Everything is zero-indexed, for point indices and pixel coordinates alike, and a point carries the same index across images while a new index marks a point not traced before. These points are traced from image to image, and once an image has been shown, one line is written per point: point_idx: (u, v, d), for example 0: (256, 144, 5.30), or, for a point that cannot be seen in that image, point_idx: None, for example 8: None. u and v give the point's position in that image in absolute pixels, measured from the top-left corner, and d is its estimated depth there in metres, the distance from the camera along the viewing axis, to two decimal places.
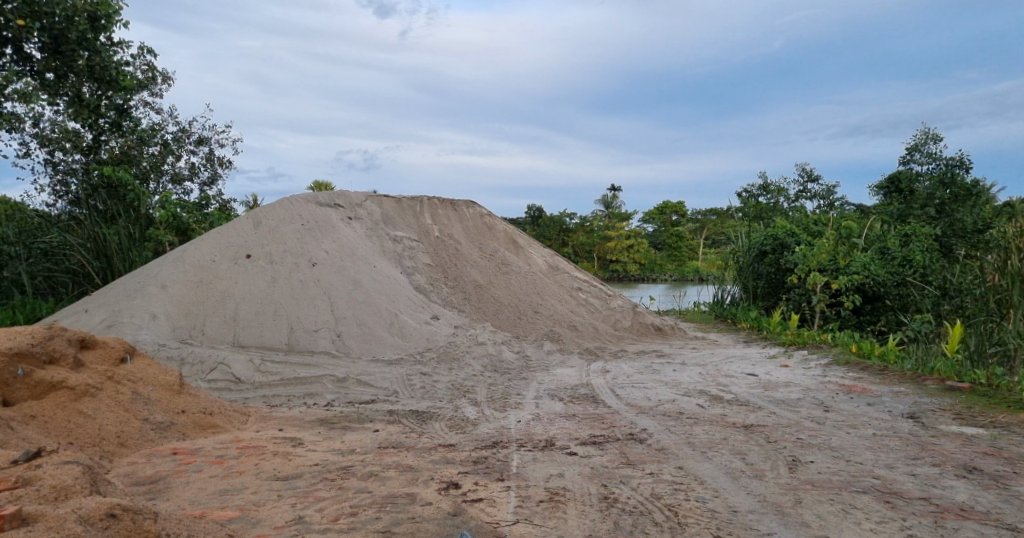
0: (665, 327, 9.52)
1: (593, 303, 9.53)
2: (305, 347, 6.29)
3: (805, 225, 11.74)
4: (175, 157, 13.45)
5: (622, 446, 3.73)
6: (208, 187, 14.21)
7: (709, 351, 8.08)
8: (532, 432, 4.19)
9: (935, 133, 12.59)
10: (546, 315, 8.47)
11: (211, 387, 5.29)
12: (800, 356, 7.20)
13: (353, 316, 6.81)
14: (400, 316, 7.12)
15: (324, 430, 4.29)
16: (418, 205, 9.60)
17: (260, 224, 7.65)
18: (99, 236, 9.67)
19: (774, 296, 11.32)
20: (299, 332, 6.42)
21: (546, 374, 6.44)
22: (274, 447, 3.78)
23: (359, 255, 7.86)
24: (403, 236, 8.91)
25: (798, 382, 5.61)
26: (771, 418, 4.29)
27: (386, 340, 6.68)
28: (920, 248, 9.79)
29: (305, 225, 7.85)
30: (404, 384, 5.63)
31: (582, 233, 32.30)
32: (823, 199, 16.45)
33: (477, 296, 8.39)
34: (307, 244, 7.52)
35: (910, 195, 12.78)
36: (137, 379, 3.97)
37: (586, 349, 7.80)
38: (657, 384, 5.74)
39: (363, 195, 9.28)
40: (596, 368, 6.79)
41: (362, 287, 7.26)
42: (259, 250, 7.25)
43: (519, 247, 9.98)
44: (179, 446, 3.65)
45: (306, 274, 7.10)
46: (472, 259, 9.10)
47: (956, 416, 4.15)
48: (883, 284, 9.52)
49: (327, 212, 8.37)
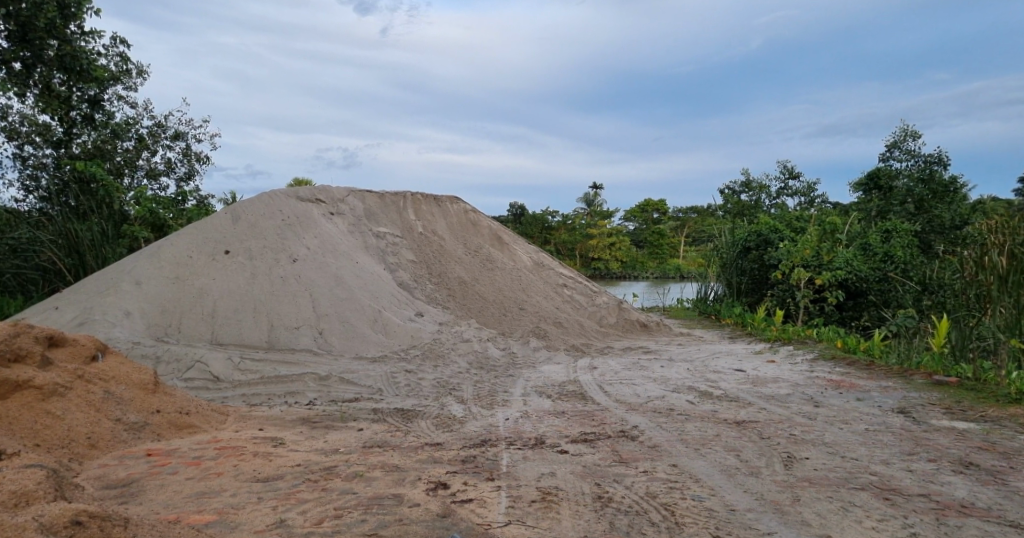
0: (650, 323, 9.51)
1: (579, 299, 9.45)
2: (286, 345, 6.14)
3: (788, 222, 11.77)
4: (150, 152, 13.12)
5: (614, 444, 3.65)
6: (185, 183, 13.91)
7: (694, 347, 8.05)
8: (521, 430, 4.10)
9: (913, 130, 12.70)
10: (530, 312, 8.37)
11: (188, 386, 5.11)
12: (786, 351, 7.19)
13: (335, 313, 6.66)
14: (384, 313, 6.99)
15: (306, 430, 4.15)
16: (401, 201, 9.44)
17: (239, 219, 7.46)
18: (71, 232, 9.40)
19: (758, 292, 11.36)
20: (279, 330, 6.27)
21: (533, 371, 6.35)
22: (254, 448, 3.64)
23: (340, 251, 7.70)
24: (386, 232, 8.77)
25: (787, 378, 5.57)
26: (762, 414, 4.23)
27: (369, 337, 6.55)
28: (901, 244, 9.91)
29: (285, 220, 7.67)
30: (388, 382, 5.51)
31: (564, 229, 33.06)
32: (804, 196, 16.55)
33: (461, 293, 8.28)
34: (287, 240, 7.35)
35: (889, 192, 12.90)
36: (109, 378, 3.79)
37: (573, 346, 7.72)
38: (646, 380, 5.68)
39: (345, 190, 9.10)
40: (584, 364, 6.70)
41: (345, 283, 7.12)
42: (238, 246, 7.07)
43: (503, 243, 9.86)
44: (153, 448, 3.49)
45: (287, 271, 6.94)
46: (457, 256, 8.97)
47: (946, 410, 4.13)
48: (865, 280, 9.55)
49: (308, 207, 8.19)
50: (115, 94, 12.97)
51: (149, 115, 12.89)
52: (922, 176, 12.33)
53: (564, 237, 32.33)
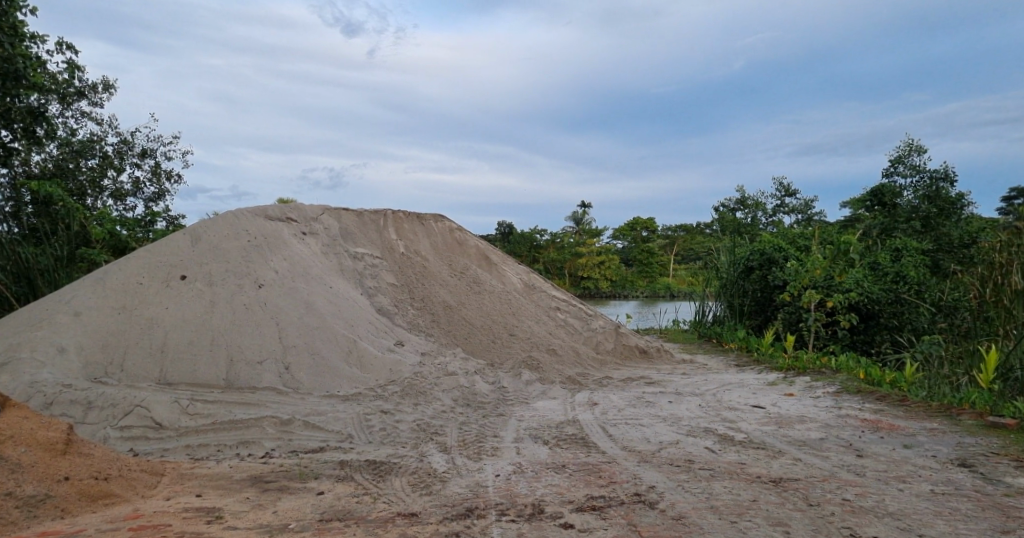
0: (650, 349, 8.88)
1: (573, 324, 8.78)
2: (247, 384, 5.45)
3: (791, 239, 11.22)
4: (117, 170, 12.43)
5: (629, 515, 2.97)
6: (154, 203, 13.20)
7: (700, 377, 7.40)
8: (514, 493, 3.40)
9: (918, 145, 12.26)
10: (521, 338, 7.71)
11: (123, 437, 4.35)
12: (803, 383, 6.56)
13: (304, 345, 5.97)
14: (360, 343, 6.30)
15: (255, 495, 3.43)
16: (381, 219, 8.77)
17: (199, 241, 6.74)
18: (21, 256, 8.63)
19: (761, 314, 10.77)
20: (239, 365, 5.58)
21: (526, 408, 5.67)
22: (182, 525, 2.91)
23: (313, 274, 7.00)
24: (365, 253, 8.10)
25: (813, 417, 4.93)
26: (800, 468, 3.56)
27: (343, 372, 5.87)
28: (912, 263, 9.42)
29: (252, 241, 6.96)
30: (360, 426, 4.79)
31: (554, 248, 32.64)
32: (801, 213, 16.07)
33: (446, 319, 7.61)
34: (254, 264, 6.65)
35: (893, 209, 12.37)
36: (5, 438, 3.05)
37: (569, 377, 7.03)
38: (654, 420, 5.01)
39: (320, 208, 8.38)
40: (582, 399, 6.03)
41: (317, 310, 6.42)
42: (196, 271, 6.36)
43: (492, 263, 9.19)
44: (49, 531, 2.75)
45: (251, 297, 6.24)
46: (442, 278, 8.30)
47: (1017, 464, 3.49)
48: (877, 302, 9.01)
49: (278, 227, 7.49)
50: (78, 110, 12.33)
51: (115, 132, 12.23)
52: (928, 194, 11.86)
53: (553, 256, 31.69)
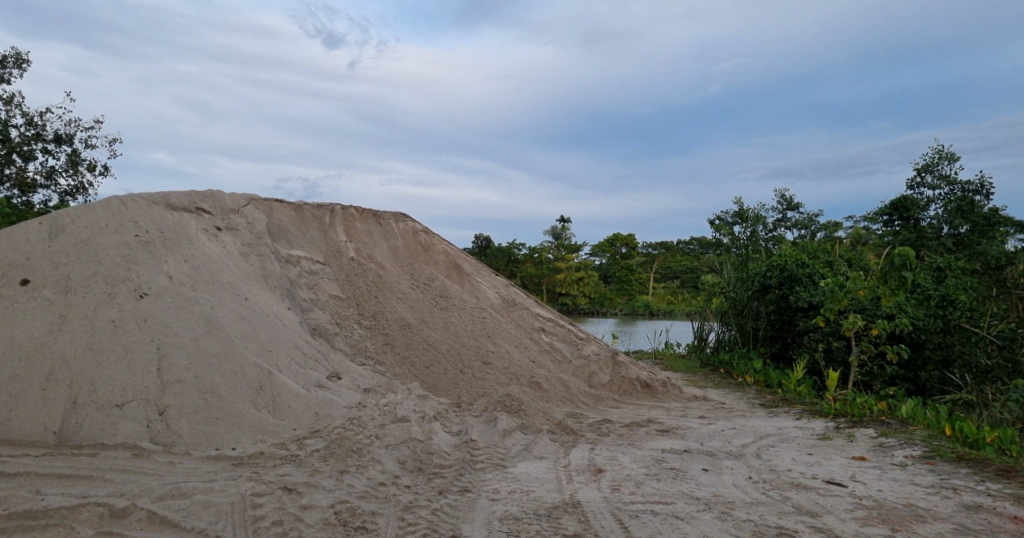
0: (654, 383, 7.24)
1: (561, 349, 7.10)
2: (90, 439, 3.72)
3: (813, 253, 9.63)
4: (24, 158, 10.54)
5: None
6: (72, 197, 11.31)
7: (724, 423, 5.78)
8: None
9: (949, 152, 10.93)
10: (497, 369, 6.02)
11: None
12: (869, 440, 4.95)
13: (193, 379, 4.22)
14: (277, 376, 4.55)
15: None
16: (326, 216, 7.03)
17: (62, 234, 4.95)
18: None
19: (779, 340, 9.17)
20: (85, 411, 3.85)
21: (503, 478, 3.98)
22: None
23: (223, 281, 5.22)
24: (301, 256, 6.34)
25: (931, 508, 3.31)
26: None
27: (247, 419, 4.14)
28: (961, 285, 7.84)
29: (140, 235, 5.17)
30: (244, 519, 3.04)
31: (531, 263, 31.08)
32: (805, 228, 14.57)
33: (402, 344, 5.90)
34: (137, 265, 4.87)
35: (918, 225, 10.94)
36: None
37: (560, 423, 5.36)
38: (695, 508, 3.37)
39: (245, 198, 6.59)
40: (580, 461, 4.36)
41: (220, 329, 4.66)
42: (48, 273, 4.59)
43: (464, 274, 7.47)
44: None
45: (123, 311, 4.46)
46: (400, 291, 6.58)
47: None
48: (924, 329, 7.52)
49: (183, 219, 5.67)
50: None
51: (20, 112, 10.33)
52: (961, 206, 10.40)
53: (529, 271, 30.09)
